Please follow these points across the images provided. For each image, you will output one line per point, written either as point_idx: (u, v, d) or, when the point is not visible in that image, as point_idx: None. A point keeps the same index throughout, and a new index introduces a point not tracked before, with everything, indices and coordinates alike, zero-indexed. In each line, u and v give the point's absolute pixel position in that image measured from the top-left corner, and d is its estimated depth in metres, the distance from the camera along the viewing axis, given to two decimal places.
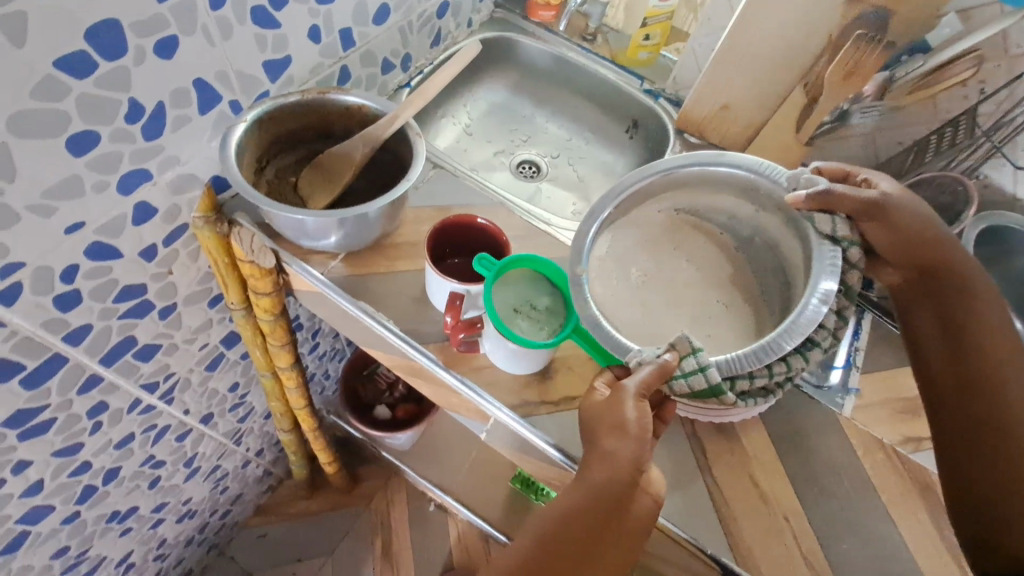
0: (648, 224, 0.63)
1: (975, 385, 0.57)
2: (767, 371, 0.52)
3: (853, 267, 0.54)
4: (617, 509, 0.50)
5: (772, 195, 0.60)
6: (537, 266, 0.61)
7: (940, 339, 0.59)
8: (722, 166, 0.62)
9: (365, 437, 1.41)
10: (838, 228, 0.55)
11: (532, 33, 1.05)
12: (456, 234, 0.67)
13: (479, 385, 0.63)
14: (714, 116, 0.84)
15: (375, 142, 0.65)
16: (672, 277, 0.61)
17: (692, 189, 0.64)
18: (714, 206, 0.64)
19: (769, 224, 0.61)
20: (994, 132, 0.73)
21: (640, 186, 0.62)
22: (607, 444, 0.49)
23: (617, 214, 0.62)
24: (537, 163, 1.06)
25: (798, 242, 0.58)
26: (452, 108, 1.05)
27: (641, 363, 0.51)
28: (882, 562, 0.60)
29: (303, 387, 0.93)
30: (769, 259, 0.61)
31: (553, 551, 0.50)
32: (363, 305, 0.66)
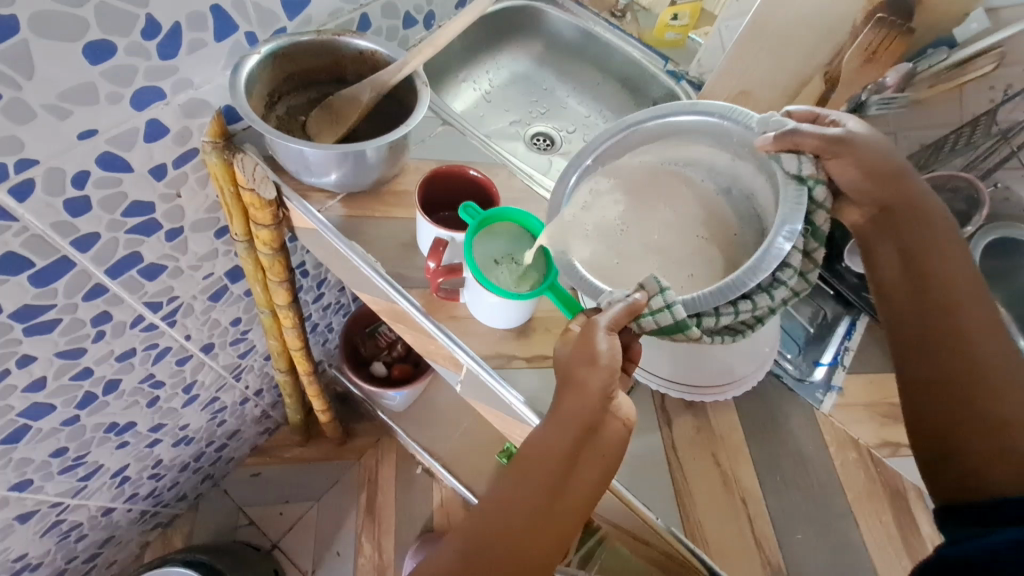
0: (631, 175, 0.62)
1: (945, 331, 0.53)
2: (732, 308, 0.51)
3: (820, 205, 0.53)
4: (588, 438, 0.51)
5: (743, 140, 0.58)
6: (522, 221, 0.62)
7: (904, 290, 0.56)
8: (693, 114, 0.60)
9: (363, 394, 1.45)
10: (804, 168, 0.53)
11: (562, 5, 1.04)
12: (450, 187, 0.69)
13: (456, 334, 0.64)
14: (732, 101, 0.82)
15: (382, 87, 0.67)
16: (650, 226, 0.60)
17: (670, 142, 0.63)
18: (695, 158, 0.63)
19: (745, 173, 0.60)
20: (1013, 133, 0.67)
21: (614, 139, 0.62)
22: (580, 374, 0.51)
23: (597, 164, 0.62)
24: (552, 136, 1.06)
25: (769, 188, 0.57)
26: (473, 73, 1.06)
27: (611, 303, 0.52)
28: (837, 557, 0.59)
29: (300, 329, 0.96)
30: (745, 208, 0.60)
31: (533, 478, 0.52)
32: (355, 246, 0.68)
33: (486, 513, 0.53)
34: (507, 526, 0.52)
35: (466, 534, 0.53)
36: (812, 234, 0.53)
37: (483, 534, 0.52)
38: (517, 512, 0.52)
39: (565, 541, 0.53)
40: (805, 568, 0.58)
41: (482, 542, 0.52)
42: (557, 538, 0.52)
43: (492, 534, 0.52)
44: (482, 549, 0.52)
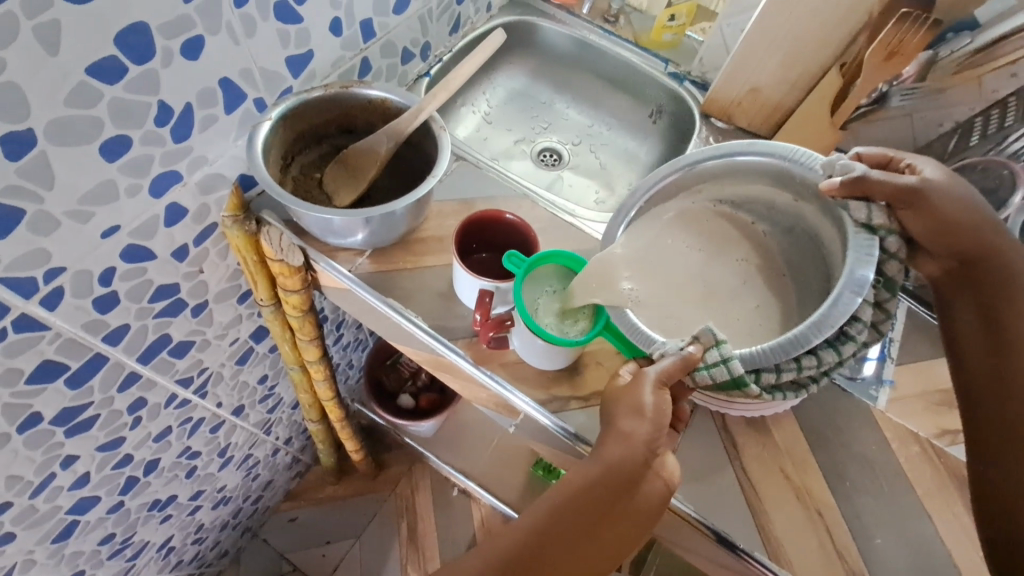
0: (681, 215, 0.63)
1: (1013, 372, 0.54)
2: (795, 364, 0.51)
3: (892, 256, 0.52)
4: (627, 489, 0.51)
5: (806, 181, 0.57)
6: (568, 262, 0.61)
7: (982, 336, 0.56)
8: (752, 154, 0.60)
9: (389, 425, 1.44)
10: (874, 216, 0.52)
11: (553, 16, 1.02)
12: (480, 230, 0.67)
13: (508, 379, 0.63)
14: (743, 99, 0.83)
15: (399, 135, 0.65)
16: (699, 265, 0.60)
17: (727, 180, 0.62)
18: (752, 197, 0.62)
19: (808, 213, 0.59)
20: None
21: (665, 183, 0.62)
22: (624, 426, 0.51)
23: (648, 208, 0.63)
24: (559, 150, 1.05)
25: (836, 232, 0.56)
26: (471, 96, 1.04)
27: (664, 354, 0.51)
28: (918, 556, 0.58)
29: (331, 379, 0.94)
30: (811, 248, 0.59)
31: (564, 521, 0.53)
32: (391, 301, 0.66)
33: (511, 549, 0.53)
34: (532, 565, 0.52)
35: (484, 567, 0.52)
36: (884, 285, 0.52)
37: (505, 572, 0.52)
38: (545, 551, 0.52)
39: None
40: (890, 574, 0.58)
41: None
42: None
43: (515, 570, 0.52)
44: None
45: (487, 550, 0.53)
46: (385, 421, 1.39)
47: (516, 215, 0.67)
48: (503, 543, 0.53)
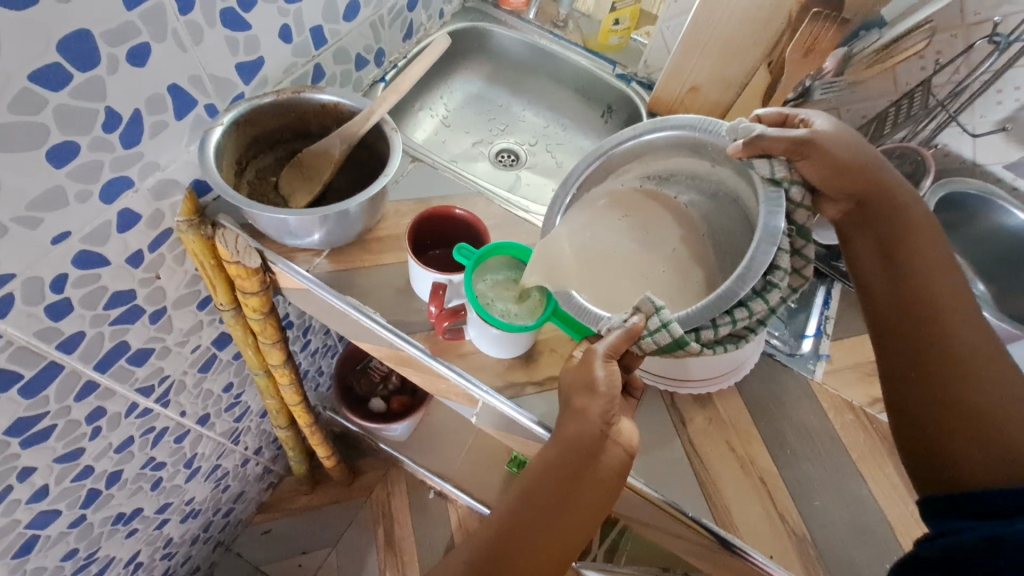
0: (615, 196, 0.67)
1: (919, 304, 0.57)
2: (729, 317, 0.54)
3: (799, 205, 0.57)
4: (586, 465, 0.54)
5: (717, 148, 0.61)
6: (514, 253, 0.64)
7: (885, 274, 0.59)
8: (665, 130, 0.64)
9: (362, 431, 1.44)
10: (777, 170, 0.56)
11: (504, 22, 1.06)
12: (434, 227, 0.70)
13: (466, 370, 0.65)
14: (685, 98, 0.88)
15: (352, 137, 0.67)
16: (632, 243, 0.64)
17: (650, 158, 0.67)
18: (677, 169, 0.67)
19: (725, 176, 0.63)
20: (949, 101, 0.77)
21: (592, 169, 0.67)
22: (577, 403, 0.54)
23: (581, 193, 0.67)
24: (516, 151, 1.08)
25: (750, 191, 0.60)
26: (429, 100, 1.06)
27: (610, 329, 0.54)
28: (853, 516, 0.63)
29: (297, 383, 0.95)
30: (734, 211, 0.62)
31: (533, 505, 0.55)
32: (351, 299, 0.68)
33: (486, 542, 0.55)
34: (507, 548, 0.54)
35: (464, 563, 0.55)
36: (797, 233, 0.57)
37: (486, 564, 0.54)
38: (520, 537, 0.54)
39: (563, 562, 0.55)
40: (828, 533, 0.61)
41: (484, 571, 0.54)
42: (555, 560, 0.55)
43: (492, 562, 0.54)
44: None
45: (466, 548, 0.56)
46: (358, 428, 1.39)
47: (466, 210, 0.69)
48: (478, 540, 0.56)
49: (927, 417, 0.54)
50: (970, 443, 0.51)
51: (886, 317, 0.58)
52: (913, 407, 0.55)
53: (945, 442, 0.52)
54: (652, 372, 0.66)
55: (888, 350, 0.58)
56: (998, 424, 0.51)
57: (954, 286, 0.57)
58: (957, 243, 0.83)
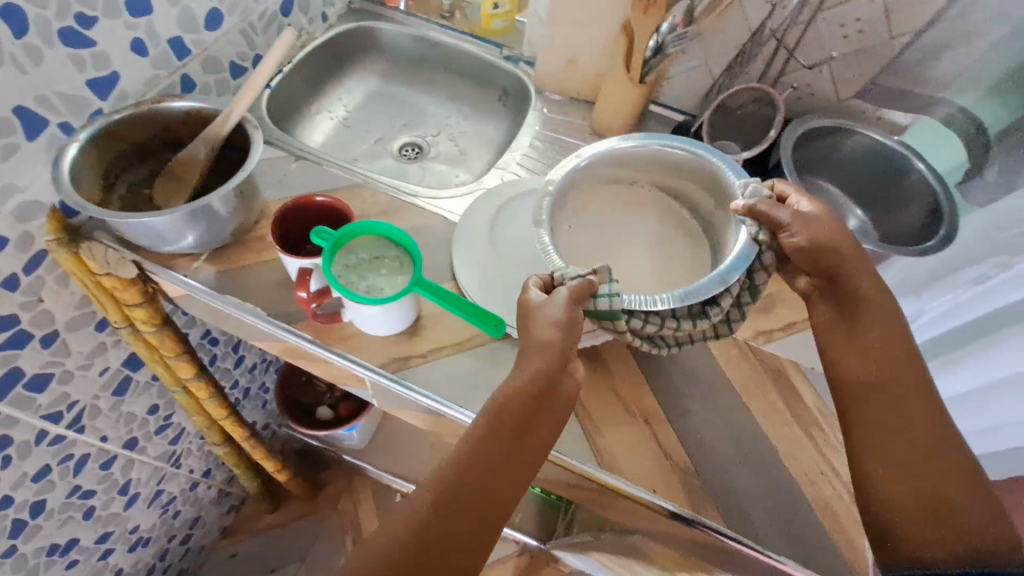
0: (618, 190, 0.71)
1: (893, 383, 0.55)
2: (659, 321, 0.57)
3: (763, 269, 0.59)
4: (534, 423, 0.52)
5: (727, 191, 0.64)
6: (378, 231, 0.64)
7: (858, 352, 0.57)
8: (701, 156, 0.65)
9: (321, 443, 1.47)
10: (761, 233, 0.58)
11: (390, 18, 1.08)
12: (300, 219, 0.67)
13: (349, 351, 0.67)
14: (564, 71, 0.94)
15: (215, 140, 0.69)
16: (632, 236, 0.70)
17: (672, 169, 0.69)
18: (685, 193, 0.70)
19: (718, 221, 0.66)
20: (784, 36, 0.79)
21: (620, 150, 0.67)
22: (543, 336, 0.53)
23: (595, 167, 0.68)
24: (419, 143, 1.10)
25: (731, 235, 0.62)
26: (326, 102, 1.07)
27: (567, 278, 0.56)
28: (733, 444, 0.65)
29: (219, 396, 0.96)
30: (702, 242, 0.68)
31: (499, 438, 0.52)
32: (230, 298, 0.70)
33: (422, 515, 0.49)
34: (472, 482, 0.50)
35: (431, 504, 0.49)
36: (749, 289, 0.59)
37: (452, 505, 0.50)
38: (485, 470, 0.51)
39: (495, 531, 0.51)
40: (712, 462, 0.64)
41: (450, 513, 0.49)
42: (492, 530, 0.51)
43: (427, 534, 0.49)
44: (423, 552, 0.48)
45: (396, 525, 0.50)
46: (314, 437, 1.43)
47: (330, 196, 0.68)
48: (411, 511, 0.50)
49: (899, 494, 0.52)
50: (935, 520, 0.51)
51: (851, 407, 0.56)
52: (890, 494, 0.53)
53: (914, 523, 0.51)
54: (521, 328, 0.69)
55: (861, 421, 0.55)
56: (963, 513, 0.51)
57: (919, 370, 0.56)
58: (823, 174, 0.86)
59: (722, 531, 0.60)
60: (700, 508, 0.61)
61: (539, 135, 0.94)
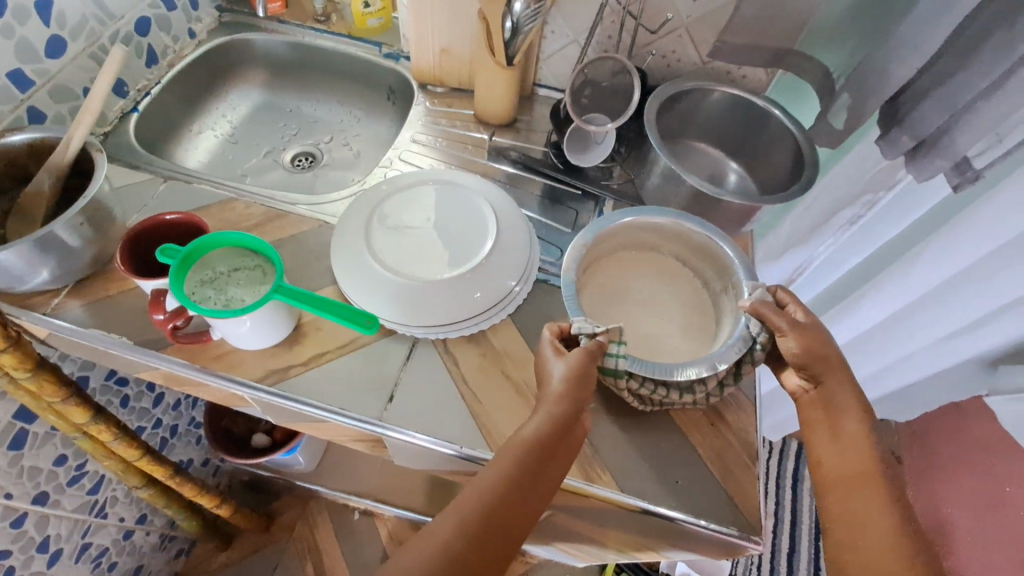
0: (637, 254, 0.73)
1: (861, 476, 0.53)
2: (651, 386, 0.58)
3: (750, 361, 0.59)
4: (555, 456, 0.54)
5: (735, 283, 0.65)
6: (232, 242, 0.62)
7: (831, 446, 0.55)
8: (721, 244, 0.67)
9: (274, 473, 1.43)
10: (758, 333, 0.59)
11: (263, 28, 1.06)
12: (156, 241, 0.65)
13: (225, 369, 0.64)
14: (439, 61, 0.94)
15: (58, 169, 0.66)
16: (655, 298, 0.71)
17: (691, 245, 0.70)
18: (702, 271, 0.71)
19: (724, 304, 0.67)
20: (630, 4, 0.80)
21: (651, 219, 0.69)
22: (568, 383, 0.55)
23: (624, 230, 0.69)
24: (313, 152, 1.07)
25: (731, 325, 0.64)
26: (207, 119, 1.04)
27: (582, 332, 0.58)
28: (622, 408, 0.65)
29: (125, 436, 0.92)
30: (705, 321, 0.69)
31: (522, 475, 0.52)
32: (95, 332, 0.66)
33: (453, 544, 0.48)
34: (496, 517, 0.50)
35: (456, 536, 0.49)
36: (733, 375, 0.60)
37: (476, 538, 0.49)
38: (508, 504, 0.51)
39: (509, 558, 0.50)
40: (605, 430, 0.64)
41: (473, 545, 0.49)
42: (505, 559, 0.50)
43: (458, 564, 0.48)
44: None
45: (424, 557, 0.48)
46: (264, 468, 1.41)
47: (183, 213, 0.66)
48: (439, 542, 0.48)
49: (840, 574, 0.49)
50: None
51: (829, 501, 0.54)
52: None
53: None
54: (398, 320, 0.67)
55: (830, 499, 0.54)
56: None
57: (893, 482, 0.52)
58: (701, 135, 0.88)
59: (616, 494, 0.60)
60: (593, 476, 0.61)
61: (422, 128, 0.93)
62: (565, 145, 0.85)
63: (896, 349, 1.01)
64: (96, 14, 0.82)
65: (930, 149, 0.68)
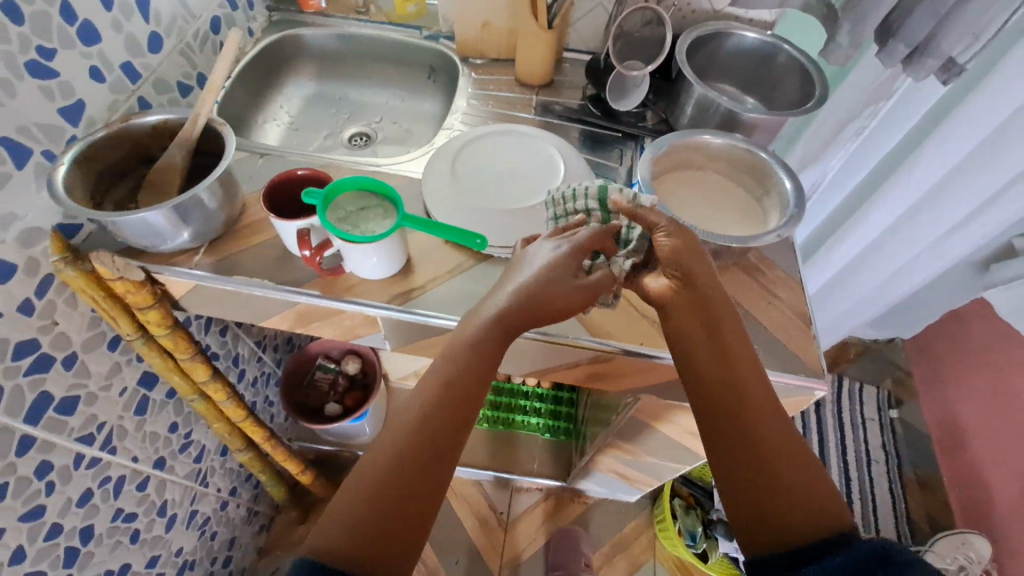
0: (688, 172, 0.86)
1: (729, 399, 0.60)
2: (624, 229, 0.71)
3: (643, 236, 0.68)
4: (505, 336, 0.61)
5: (778, 181, 0.79)
6: (357, 185, 0.73)
7: (708, 352, 0.62)
8: (760, 154, 0.81)
9: (339, 445, 1.53)
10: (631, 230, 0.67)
11: (311, 23, 1.17)
12: (284, 193, 0.76)
13: (356, 297, 0.75)
14: (481, 34, 1.06)
15: (187, 143, 0.76)
16: (713, 202, 0.82)
17: (733, 160, 0.83)
18: (744, 181, 0.84)
19: (769, 202, 0.81)
20: None
21: (699, 138, 0.82)
22: (555, 274, 0.61)
23: (679, 148, 0.83)
24: (367, 131, 1.18)
25: (780, 212, 0.78)
26: (269, 111, 1.15)
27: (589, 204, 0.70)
28: None
29: (235, 396, 1.02)
30: (756, 215, 0.81)
31: (470, 366, 0.59)
32: (237, 278, 0.77)
33: (380, 479, 0.52)
34: (440, 405, 0.57)
35: (404, 432, 0.55)
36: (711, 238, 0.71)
37: (431, 427, 0.55)
38: (456, 390, 0.58)
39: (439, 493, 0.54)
40: None
41: (430, 432, 0.55)
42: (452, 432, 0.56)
43: (389, 504, 0.52)
44: (413, 467, 0.53)
45: (377, 457, 0.54)
46: (332, 441, 1.50)
47: (307, 169, 0.76)
48: (367, 484, 0.52)
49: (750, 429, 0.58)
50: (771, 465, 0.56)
51: (718, 396, 0.60)
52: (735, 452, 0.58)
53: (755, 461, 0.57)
54: (499, 245, 0.79)
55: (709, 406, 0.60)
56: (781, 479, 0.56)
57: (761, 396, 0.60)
58: (719, 76, 1.01)
59: None
60: None
61: (472, 95, 1.05)
62: (605, 92, 0.98)
63: (906, 250, 1.14)
64: (181, 13, 0.92)
65: (920, 55, 0.81)
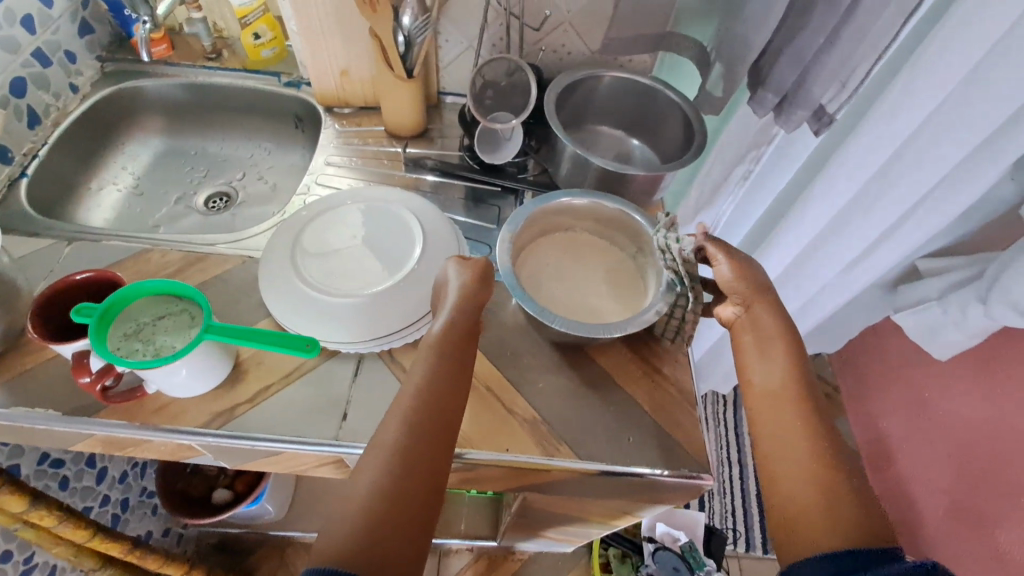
0: (562, 236, 0.78)
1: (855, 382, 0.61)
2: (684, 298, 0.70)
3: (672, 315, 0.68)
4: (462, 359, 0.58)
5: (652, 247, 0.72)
6: (152, 289, 0.61)
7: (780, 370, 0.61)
8: (634, 217, 0.73)
9: (244, 526, 1.36)
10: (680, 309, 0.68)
11: (153, 73, 1.03)
12: (67, 304, 0.64)
13: (166, 422, 0.63)
14: (341, 83, 0.95)
15: None
16: (588, 273, 0.75)
17: (607, 221, 0.76)
18: (622, 243, 0.77)
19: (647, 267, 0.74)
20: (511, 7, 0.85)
21: (567, 202, 0.74)
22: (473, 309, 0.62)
23: (546, 214, 0.74)
24: (227, 191, 1.05)
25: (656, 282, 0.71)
26: (107, 175, 0.99)
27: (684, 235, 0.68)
28: (567, 384, 0.69)
29: (71, 515, 0.86)
30: (634, 284, 0.74)
31: (436, 389, 0.55)
32: (16, 409, 0.62)
33: (360, 533, 0.46)
34: (426, 439, 0.52)
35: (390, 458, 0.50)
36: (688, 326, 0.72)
37: (415, 458, 0.51)
38: (433, 420, 0.53)
39: (428, 523, 0.49)
40: (555, 405, 0.67)
41: (416, 465, 0.50)
42: (433, 465, 0.51)
43: (373, 542, 0.45)
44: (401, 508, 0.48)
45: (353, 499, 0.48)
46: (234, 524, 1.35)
47: (91, 273, 0.65)
48: (346, 517, 0.47)
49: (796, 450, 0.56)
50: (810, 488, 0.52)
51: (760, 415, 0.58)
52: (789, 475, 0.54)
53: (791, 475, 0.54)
54: (345, 341, 0.68)
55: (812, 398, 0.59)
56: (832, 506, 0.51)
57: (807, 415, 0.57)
58: (600, 119, 0.94)
59: (577, 463, 0.63)
60: (552, 450, 0.64)
61: (335, 151, 0.94)
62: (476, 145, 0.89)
63: (811, 283, 1.11)
64: None
65: (791, 102, 0.77)
